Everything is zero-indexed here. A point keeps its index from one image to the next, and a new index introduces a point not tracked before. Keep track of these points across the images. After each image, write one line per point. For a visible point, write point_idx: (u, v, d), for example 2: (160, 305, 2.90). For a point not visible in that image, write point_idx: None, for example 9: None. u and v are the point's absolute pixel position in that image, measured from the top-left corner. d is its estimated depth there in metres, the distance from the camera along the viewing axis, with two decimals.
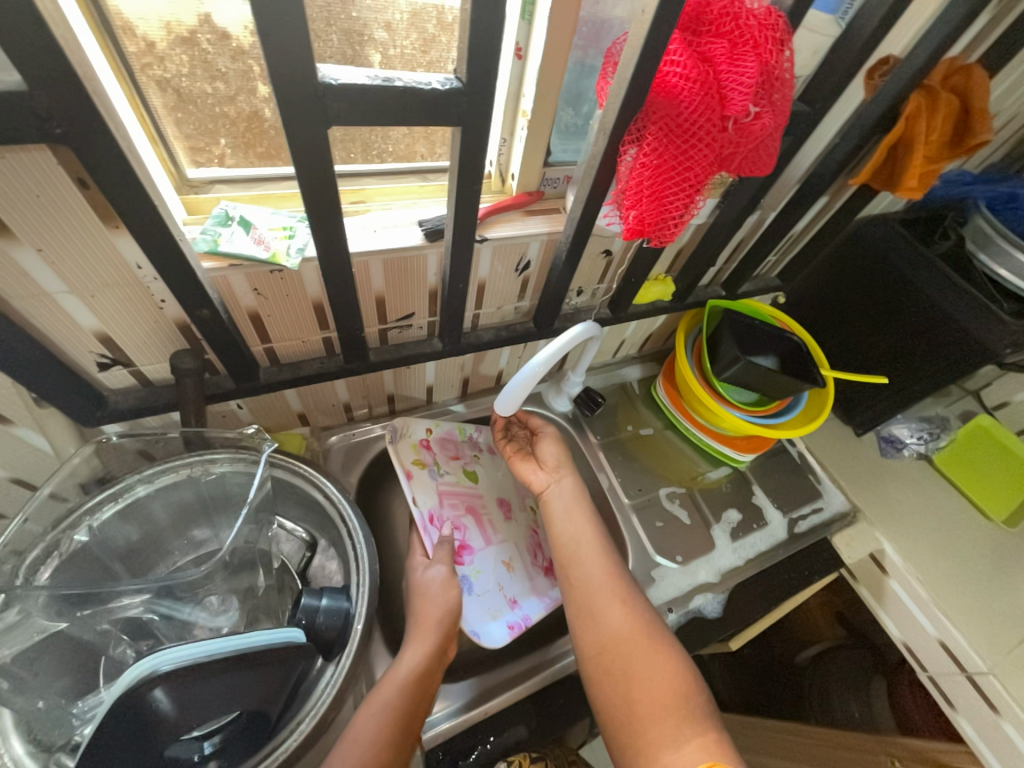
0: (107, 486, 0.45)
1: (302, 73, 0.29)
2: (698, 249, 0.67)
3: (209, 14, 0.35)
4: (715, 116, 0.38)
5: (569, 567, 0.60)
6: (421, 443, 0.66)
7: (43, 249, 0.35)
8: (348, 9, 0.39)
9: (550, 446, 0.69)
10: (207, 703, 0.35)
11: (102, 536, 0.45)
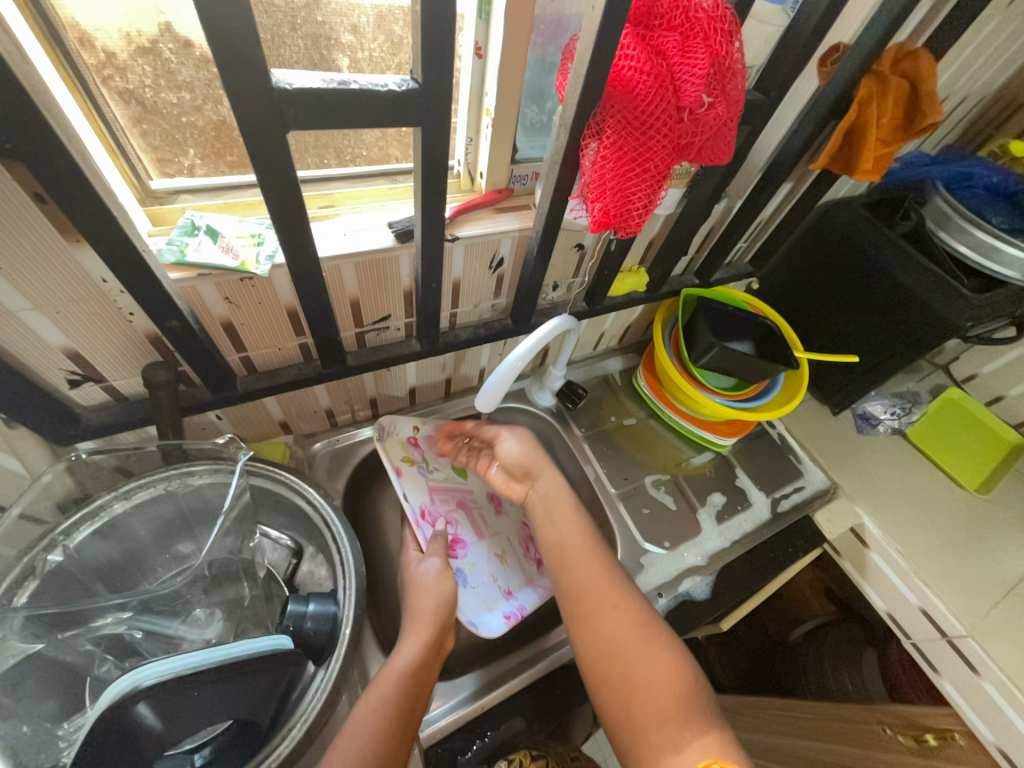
0: (83, 505, 0.44)
1: (257, 80, 0.29)
2: (669, 239, 0.69)
3: (169, 23, 0.35)
4: (671, 107, 0.39)
5: (560, 573, 0.59)
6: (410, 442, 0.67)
7: (2, 267, 0.35)
8: (314, 13, 0.39)
9: (508, 447, 0.66)
10: (195, 715, 0.35)
11: (80, 556, 0.44)
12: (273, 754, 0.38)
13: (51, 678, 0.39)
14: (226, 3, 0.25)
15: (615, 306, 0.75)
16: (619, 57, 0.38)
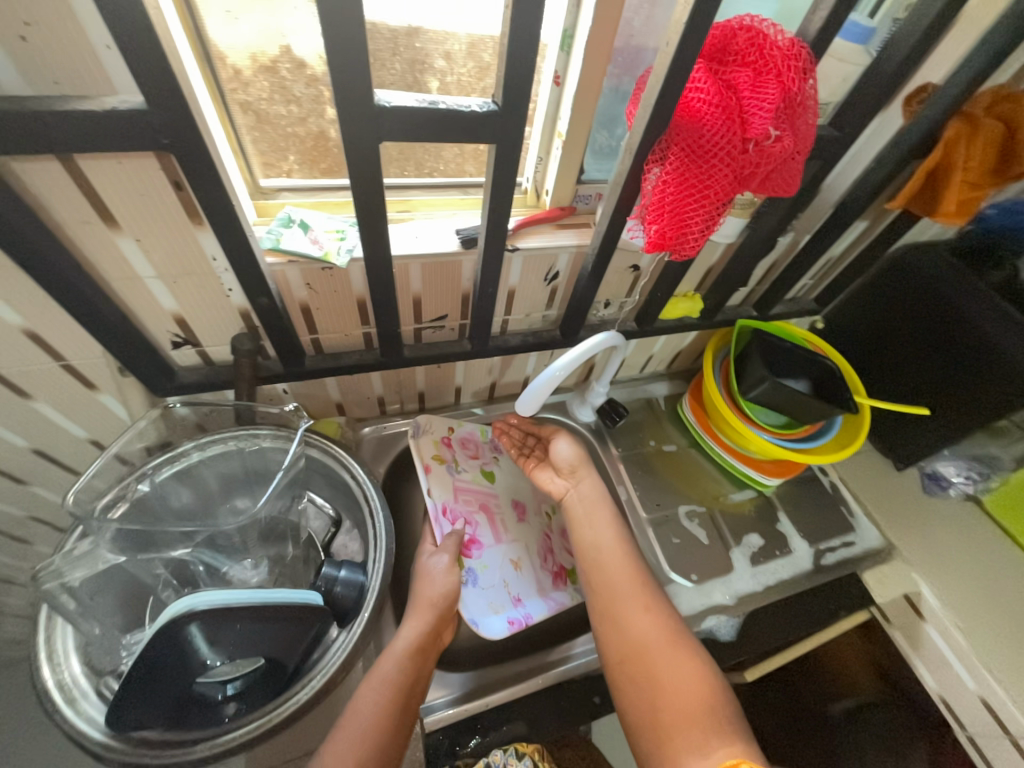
0: (168, 449, 0.51)
1: (362, 97, 0.33)
2: (728, 268, 0.69)
3: (289, 45, 0.42)
4: (736, 138, 0.40)
5: (593, 573, 0.60)
6: (445, 441, 0.71)
7: (140, 239, 0.42)
8: (413, 41, 0.45)
9: (560, 448, 0.69)
10: (234, 646, 0.39)
11: (160, 493, 0.51)
12: (292, 699, 0.41)
13: (124, 595, 0.45)
14: (348, 34, 0.30)
15: (665, 329, 0.75)
16: (689, 89, 0.40)
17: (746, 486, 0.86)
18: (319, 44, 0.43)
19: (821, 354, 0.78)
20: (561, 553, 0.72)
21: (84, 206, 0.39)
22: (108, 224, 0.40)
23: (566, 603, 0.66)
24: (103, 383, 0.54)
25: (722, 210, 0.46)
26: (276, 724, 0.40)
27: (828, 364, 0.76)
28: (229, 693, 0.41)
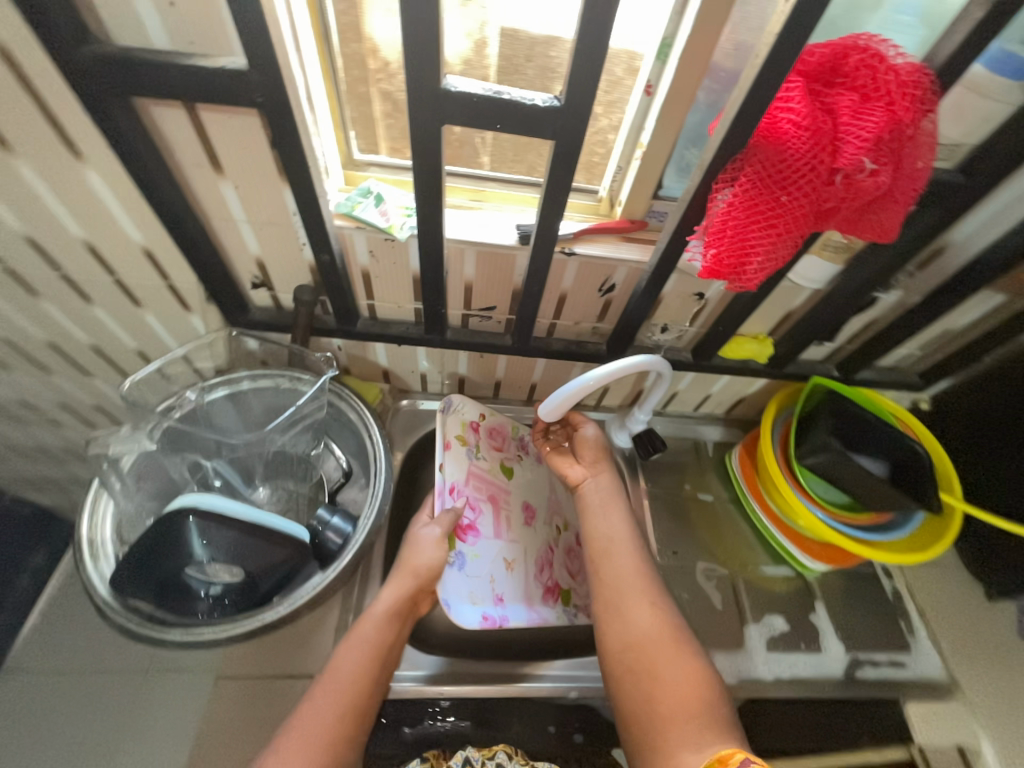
0: (224, 374, 0.58)
1: (429, 79, 0.35)
2: (809, 316, 0.62)
3: (437, 48, 0.48)
4: (820, 164, 0.36)
5: (600, 562, 0.61)
6: (472, 424, 0.70)
7: (237, 186, 0.48)
8: (548, 49, 0.47)
9: (588, 435, 0.70)
10: (221, 549, 0.43)
11: (210, 409, 0.57)
12: (258, 617, 0.44)
13: (161, 486, 0.53)
14: (426, 19, 0.32)
15: (723, 369, 0.70)
16: (777, 110, 0.37)
17: (784, 561, 0.76)
18: (461, 49, 0.47)
19: (911, 435, 0.67)
20: (558, 569, 0.71)
21: (199, 150, 0.45)
22: (214, 168, 0.47)
23: (547, 620, 0.64)
24: (194, 306, 0.62)
25: (797, 245, 0.41)
26: (236, 636, 0.44)
27: (919, 451, 0.64)
28: (212, 592, 0.45)
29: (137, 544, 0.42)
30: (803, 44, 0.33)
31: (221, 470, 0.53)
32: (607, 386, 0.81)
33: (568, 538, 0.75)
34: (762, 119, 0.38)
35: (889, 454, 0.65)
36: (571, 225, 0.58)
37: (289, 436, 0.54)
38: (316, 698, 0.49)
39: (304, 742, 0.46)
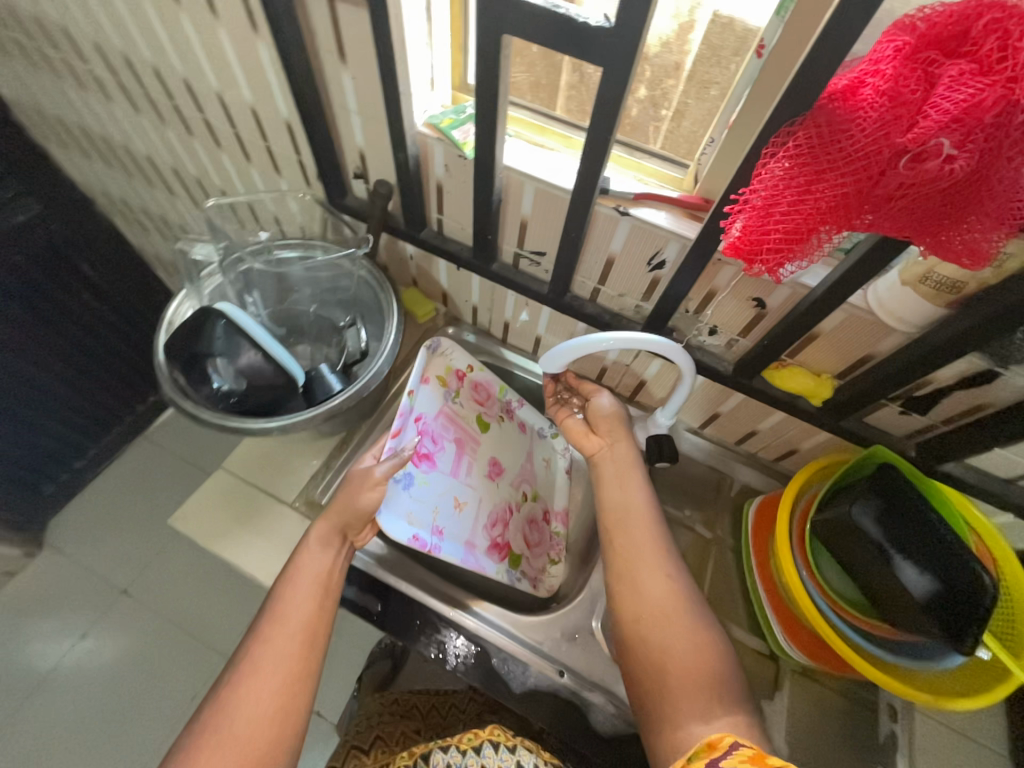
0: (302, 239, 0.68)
1: None
2: (884, 365, 0.51)
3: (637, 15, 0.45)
4: (882, 138, 0.31)
5: (617, 530, 0.60)
6: (454, 371, 0.72)
7: (352, 76, 0.56)
8: None
9: (601, 402, 0.69)
10: (238, 353, 0.55)
11: (284, 263, 0.69)
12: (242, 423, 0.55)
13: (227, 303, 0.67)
14: None
15: (765, 396, 0.62)
16: (864, 75, 0.32)
17: (760, 635, 0.67)
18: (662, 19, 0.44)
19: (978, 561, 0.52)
20: (511, 532, 0.73)
21: (332, 40, 0.54)
22: (339, 57, 0.55)
23: (482, 567, 0.66)
24: (313, 182, 0.75)
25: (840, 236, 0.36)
26: (226, 431, 0.55)
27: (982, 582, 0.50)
28: (219, 388, 0.55)
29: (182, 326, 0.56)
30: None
31: (262, 309, 0.73)
32: (643, 379, 0.77)
33: (532, 509, 0.77)
34: (842, 82, 0.33)
35: (925, 559, 0.52)
36: (637, 186, 0.55)
37: (328, 298, 0.74)
38: (270, 622, 0.53)
39: (268, 658, 0.51)
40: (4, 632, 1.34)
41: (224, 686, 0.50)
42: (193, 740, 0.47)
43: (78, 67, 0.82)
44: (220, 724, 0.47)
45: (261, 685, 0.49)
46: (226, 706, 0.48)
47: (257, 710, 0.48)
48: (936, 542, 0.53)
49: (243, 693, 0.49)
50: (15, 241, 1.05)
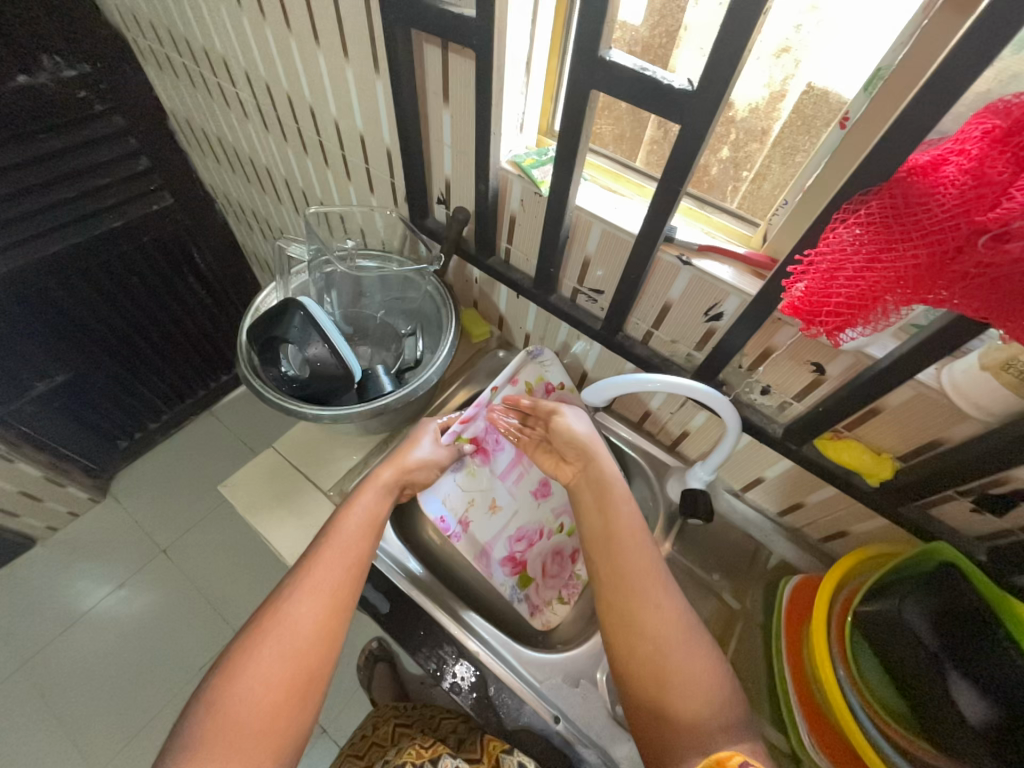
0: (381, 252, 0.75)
1: (590, 43, 0.42)
2: (954, 454, 0.48)
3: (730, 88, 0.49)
4: (961, 215, 0.31)
5: (602, 558, 0.57)
6: (548, 383, 0.75)
7: (451, 114, 0.63)
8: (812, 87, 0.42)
9: (562, 425, 0.64)
10: (307, 342, 0.60)
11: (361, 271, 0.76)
12: (302, 410, 0.60)
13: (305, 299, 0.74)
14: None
15: (815, 467, 0.59)
16: (948, 152, 0.32)
17: (780, 729, 0.61)
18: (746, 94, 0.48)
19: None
20: (533, 554, 0.74)
21: (440, 82, 0.61)
22: (443, 97, 0.62)
23: (490, 573, 0.70)
24: (400, 202, 0.83)
25: (907, 305, 0.36)
26: (286, 413, 0.60)
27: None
28: (288, 373, 0.61)
29: (268, 312, 0.63)
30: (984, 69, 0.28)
31: (336, 308, 0.79)
32: (686, 430, 0.75)
33: (561, 542, 0.76)
34: (925, 158, 0.33)
35: (971, 668, 0.49)
36: (703, 238, 0.57)
37: (393, 309, 0.81)
38: (321, 547, 0.56)
39: (318, 582, 0.53)
40: (57, 565, 1.47)
41: (273, 600, 0.53)
42: (241, 644, 0.50)
43: (228, 89, 0.97)
44: (266, 634, 0.50)
45: (308, 605, 0.52)
46: (274, 618, 0.51)
47: (303, 626, 0.51)
48: (991, 647, 0.48)
49: (291, 610, 0.51)
50: (147, 225, 1.22)
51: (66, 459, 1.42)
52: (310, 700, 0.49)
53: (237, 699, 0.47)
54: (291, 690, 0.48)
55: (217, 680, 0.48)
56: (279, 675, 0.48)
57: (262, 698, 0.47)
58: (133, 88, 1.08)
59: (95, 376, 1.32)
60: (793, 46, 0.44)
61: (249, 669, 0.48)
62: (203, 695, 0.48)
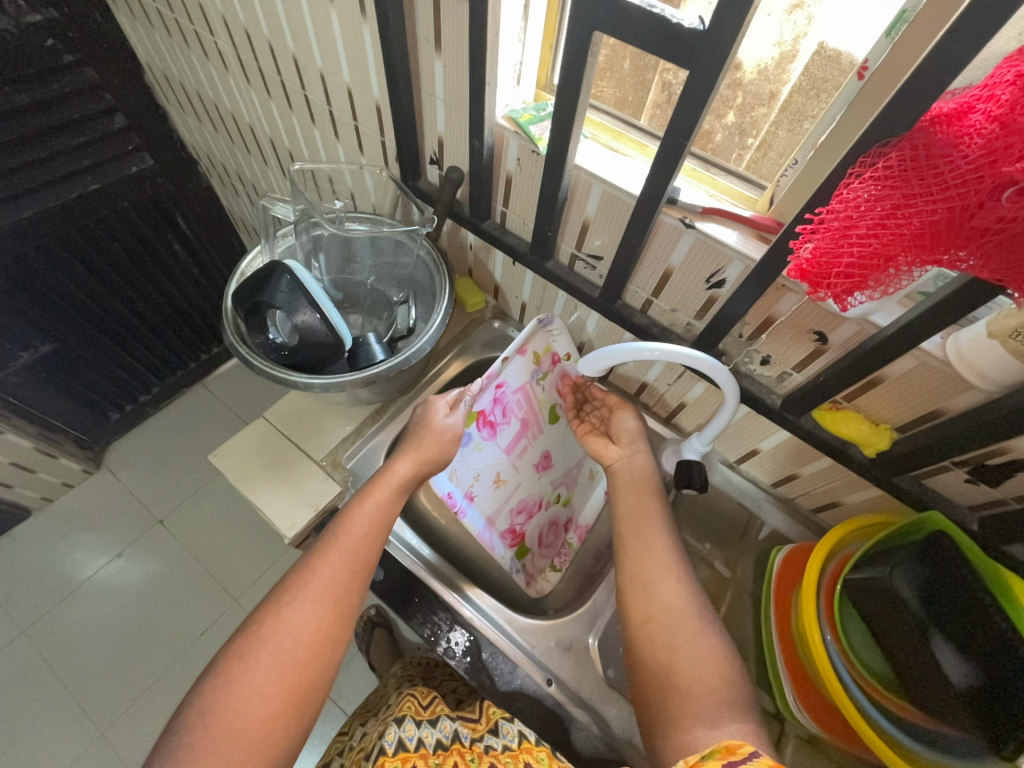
0: (371, 215, 0.72)
1: None
2: (953, 425, 0.47)
3: (740, 57, 0.47)
4: (986, 165, 0.29)
5: (631, 538, 0.60)
6: (553, 352, 0.73)
7: (442, 64, 0.59)
8: None
9: (626, 420, 0.70)
10: (295, 306, 0.58)
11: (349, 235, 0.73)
12: (292, 379, 0.59)
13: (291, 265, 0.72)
14: None
15: (812, 437, 0.58)
16: (976, 100, 0.30)
17: (767, 691, 0.62)
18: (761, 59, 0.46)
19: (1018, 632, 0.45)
20: (533, 525, 0.74)
21: (431, 27, 0.56)
22: (433, 44, 0.58)
23: (492, 546, 0.70)
24: (391, 163, 0.79)
25: (917, 268, 0.34)
26: (275, 382, 0.59)
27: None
28: (275, 338, 0.59)
29: (251, 277, 0.60)
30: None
31: (324, 274, 0.76)
32: (684, 402, 0.74)
33: (558, 511, 0.77)
34: (950, 106, 0.31)
35: (964, 640, 0.48)
36: (708, 201, 0.54)
37: (384, 277, 0.78)
38: (324, 553, 0.56)
39: (318, 590, 0.54)
40: (53, 536, 1.47)
41: (270, 606, 0.53)
42: (237, 652, 0.50)
43: (206, 39, 0.91)
44: (264, 643, 0.50)
45: (309, 612, 0.52)
46: (273, 625, 0.51)
47: (302, 634, 0.51)
48: (992, 627, 0.47)
49: (290, 616, 0.52)
50: (127, 188, 1.17)
51: (57, 430, 1.40)
52: (305, 708, 0.49)
53: (229, 708, 0.47)
54: (287, 698, 0.48)
55: (210, 687, 0.48)
56: (275, 684, 0.48)
57: (257, 707, 0.47)
58: (105, 36, 1.01)
59: (81, 347, 1.29)
60: (806, 2, 0.41)
61: (244, 678, 0.48)
62: (195, 700, 0.48)
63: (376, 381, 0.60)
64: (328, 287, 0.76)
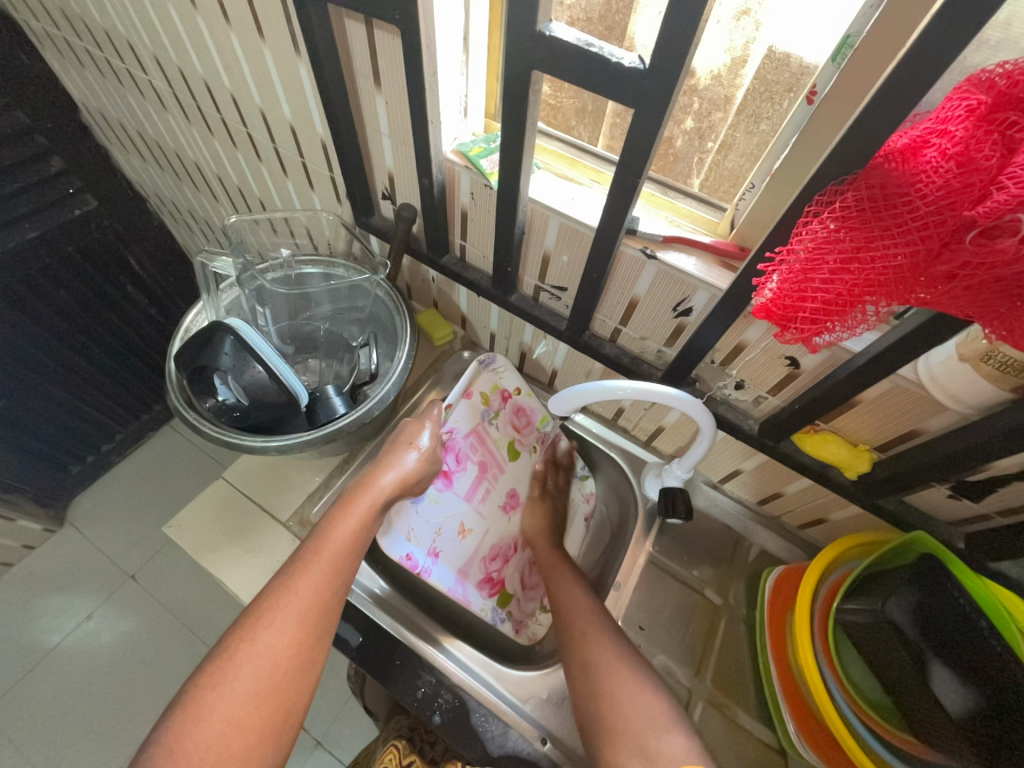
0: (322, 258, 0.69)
1: (527, 19, 0.37)
2: (933, 447, 0.46)
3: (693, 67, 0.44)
4: (946, 207, 0.28)
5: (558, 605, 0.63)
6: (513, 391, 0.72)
7: (385, 101, 0.56)
8: None
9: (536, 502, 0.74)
10: (243, 364, 0.54)
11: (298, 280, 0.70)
12: (247, 442, 0.55)
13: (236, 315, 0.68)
14: None
15: (793, 461, 0.57)
16: (930, 133, 0.29)
17: (768, 725, 0.60)
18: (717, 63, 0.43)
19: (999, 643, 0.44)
20: (509, 569, 0.72)
21: (369, 64, 0.54)
22: (373, 82, 0.55)
23: (469, 601, 0.67)
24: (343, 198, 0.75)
25: (885, 305, 0.33)
26: (227, 446, 0.55)
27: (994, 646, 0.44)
28: (223, 399, 0.55)
29: (194, 336, 0.56)
30: (982, 27, 0.24)
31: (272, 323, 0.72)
32: (661, 426, 0.73)
33: None
34: (904, 141, 0.30)
35: (951, 657, 0.47)
36: (667, 229, 0.52)
37: (343, 322, 0.75)
38: (304, 570, 0.53)
39: (292, 610, 0.50)
40: (13, 606, 1.37)
41: (245, 627, 0.50)
42: (207, 678, 0.47)
43: (139, 77, 0.86)
44: (238, 669, 0.47)
45: (283, 638, 0.49)
46: (248, 649, 0.48)
47: (280, 660, 0.48)
48: (973, 637, 0.46)
49: (268, 641, 0.49)
50: (71, 232, 1.10)
51: (15, 492, 1.32)
52: (280, 737, 0.47)
53: (199, 743, 0.44)
54: (263, 731, 0.46)
55: (178, 720, 0.45)
56: (252, 713, 0.46)
57: (230, 739, 0.45)
58: (31, 76, 0.95)
59: (32, 402, 1.21)
60: (752, 9, 0.39)
61: (216, 711, 0.45)
62: (159, 737, 0.44)
63: (336, 436, 0.57)
64: (276, 338, 0.73)
